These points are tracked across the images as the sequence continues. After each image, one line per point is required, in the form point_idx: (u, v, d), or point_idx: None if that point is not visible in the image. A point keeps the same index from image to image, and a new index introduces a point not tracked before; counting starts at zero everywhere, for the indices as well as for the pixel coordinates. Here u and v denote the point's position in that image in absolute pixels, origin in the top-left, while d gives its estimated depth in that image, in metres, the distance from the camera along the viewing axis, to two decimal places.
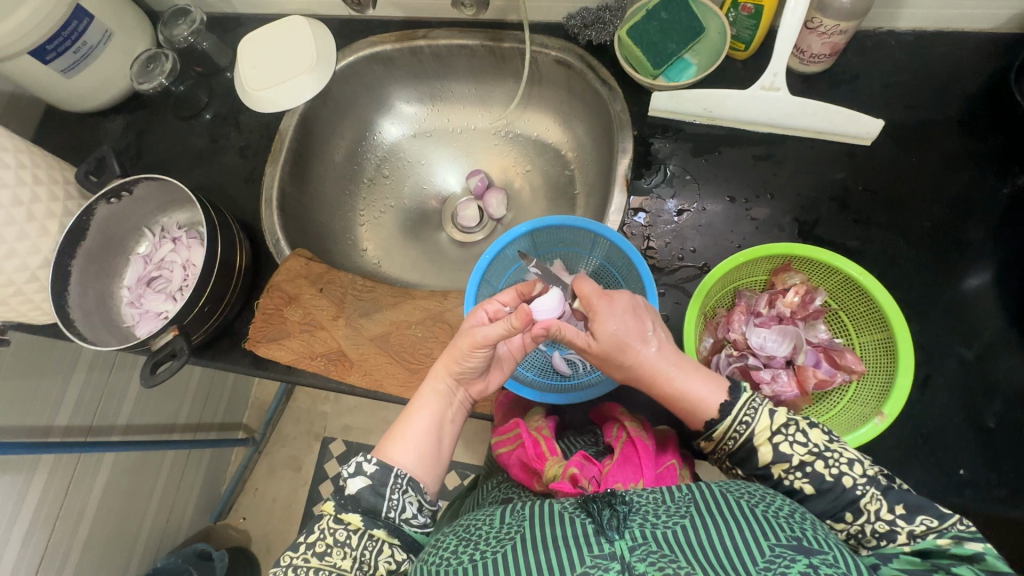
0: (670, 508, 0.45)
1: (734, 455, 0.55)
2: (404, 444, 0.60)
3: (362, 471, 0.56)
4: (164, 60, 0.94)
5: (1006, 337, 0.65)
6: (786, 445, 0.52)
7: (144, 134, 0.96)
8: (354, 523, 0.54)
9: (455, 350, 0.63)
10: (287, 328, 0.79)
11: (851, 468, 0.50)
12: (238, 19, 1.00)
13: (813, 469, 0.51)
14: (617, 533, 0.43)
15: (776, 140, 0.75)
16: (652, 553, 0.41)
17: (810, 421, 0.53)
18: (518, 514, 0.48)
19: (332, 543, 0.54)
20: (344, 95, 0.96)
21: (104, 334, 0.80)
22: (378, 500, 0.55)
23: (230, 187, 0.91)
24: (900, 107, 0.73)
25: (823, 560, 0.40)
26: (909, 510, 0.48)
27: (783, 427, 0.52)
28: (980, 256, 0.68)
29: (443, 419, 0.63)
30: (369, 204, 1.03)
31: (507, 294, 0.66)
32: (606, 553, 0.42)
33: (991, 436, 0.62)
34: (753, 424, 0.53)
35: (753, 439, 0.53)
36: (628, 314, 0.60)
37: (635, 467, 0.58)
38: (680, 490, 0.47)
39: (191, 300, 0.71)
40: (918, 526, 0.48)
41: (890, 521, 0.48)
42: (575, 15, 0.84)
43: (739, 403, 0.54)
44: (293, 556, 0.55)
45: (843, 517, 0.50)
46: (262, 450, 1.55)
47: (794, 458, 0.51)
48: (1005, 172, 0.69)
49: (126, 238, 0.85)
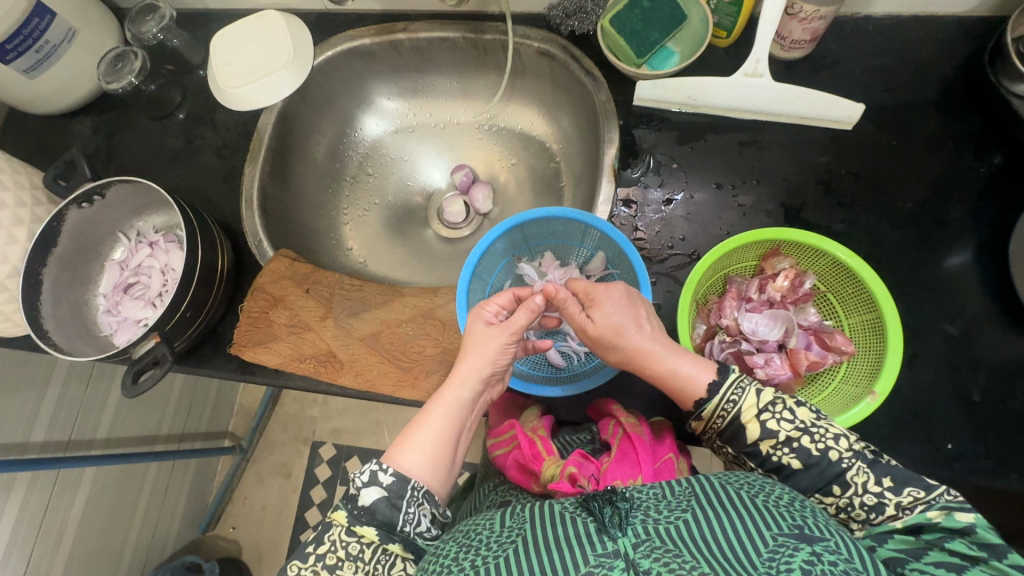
0: (670, 504, 0.45)
1: (724, 433, 0.56)
2: (417, 450, 0.59)
3: (378, 481, 0.55)
4: (133, 58, 0.89)
5: (988, 312, 0.67)
6: (772, 422, 0.53)
7: (115, 136, 0.92)
8: (368, 537, 0.54)
9: (480, 349, 0.63)
10: (273, 331, 0.77)
11: (837, 443, 0.52)
12: (210, 14, 0.97)
13: (799, 445, 0.52)
14: (620, 531, 0.42)
15: (760, 127, 0.76)
16: (656, 546, 0.41)
17: (795, 400, 0.54)
18: (519, 517, 0.48)
19: (344, 556, 0.54)
20: (323, 91, 0.94)
21: (80, 344, 0.77)
22: (394, 513, 0.54)
23: (207, 187, 0.88)
24: (879, 91, 0.75)
25: (825, 545, 0.41)
26: (896, 482, 0.49)
27: (769, 405, 0.54)
28: (960, 235, 0.69)
29: (460, 423, 0.62)
30: (352, 202, 1.01)
31: (504, 297, 0.68)
32: (610, 552, 0.41)
33: (976, 409, 0.63)
34: (739, 402, 0.55)
35: (740, 417, 0.54)
36: (622, 305, 0.62)
37: (633, 462, 0.59)
38: (679, 484, 0.48)
39: (173, 305, 0.69)
40: (905, 497, 0.49)
41: (878, 493, 0.50)
42: (556, 5, 0.83)
43: (728, 382, 0.55)
44: (301, 566, 0.54)
45: (831, 490, 0.51)
46: (250, 458, 1.52)
47: (780, 434, 0.53)
48: (982, 152, 0.71)
49: (100, 244, 0.82)
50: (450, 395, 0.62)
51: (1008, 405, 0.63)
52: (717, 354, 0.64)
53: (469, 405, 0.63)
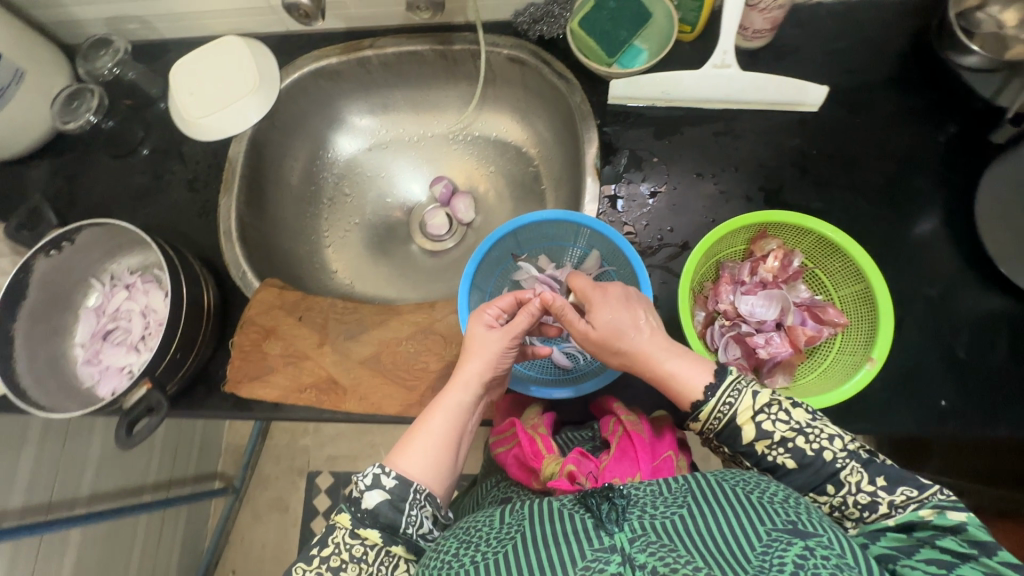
0: (667, 499, 0.46)
1: (721, 434, 0.57)
2: (418, 452, 0.59)
3: (380, 484, 0.56)
4: (89, 96, 0.86)
5: (962, 273, 0.70)
6: (768, 423, 0.54)
7: (75, 177, 0.88)
8: (371, 539, 0.55)
9: (479, 351, 0.64)
10: (269, 363, 0.74)
11: (831, 443, 0.53)
12: (165, 44, 0.94)
13: (794, 445, 0.54)
14: (618, 525, 0.43)
15: (732, 115, 0.78)
16: (652, 542, 0.41)
17: (791, 400, 0.55)
18: (517, 514, 0.48)
19: (348, 558, 0.55)
20: (293, 114, 0.93)
21: (61, 399, 0.73)
22: (397, 515, 0.55)
23: (181, 223, 0.85)
24: (838, 72, 0.78)
25: (818, 541, 0.42)
26: (890, 482, 0.51)
27: (765, 407, 0.55)
28: (928, 202, 0.73)
29: (461, 428, 0.63)
30: (332, 223, 0.99)
31: (506, 300, 0.68)
32: (607, 546, 0.42)
33: (962, 365, 0.67)
34: (736, 404, 0.55)
35: (735, 419, 0.55)
36: (622, 307, 0.63)
37: (633, 461, 0.61)
38: (676, 481, 0.48)
39: (163, 347, 0.66)
40: (899, 496, 0.51)
41: (871, 492, 0.51)
42: (522, 12, 0.84)
43: (724, 385, 0.56)
44: (306, 569, 0.55)
45: (825, 489, 0.53)
46: (244, 496, 1.47)
47: (776, 435, 0.54)
48: (939, 123, 0.75)
49: (72, 292, 0.78)
50: (453, 400, 0.63)
51: (991, 358, 0.67)
52: (718, 339, 0.66)
53: (469, 407, 0.64)
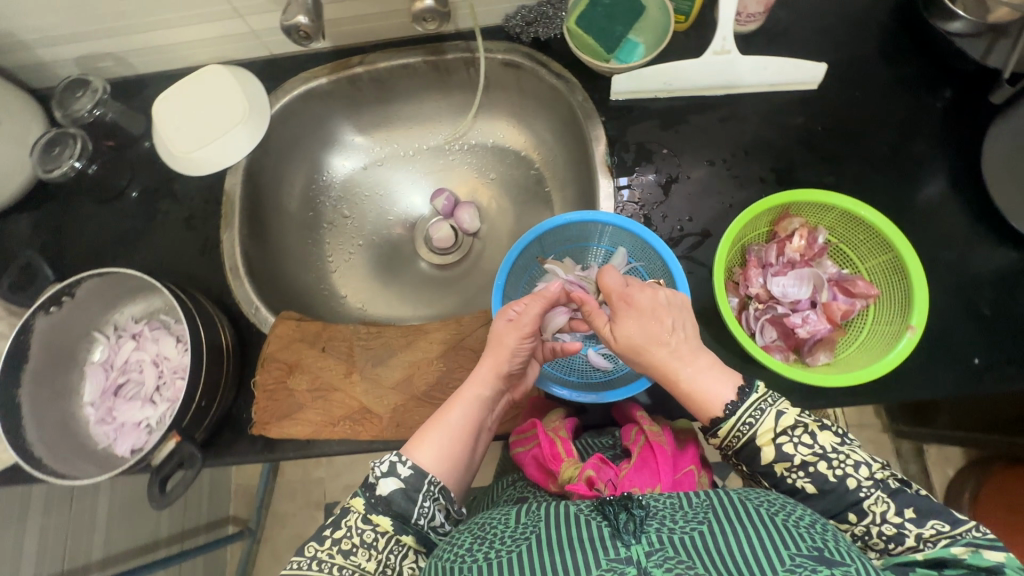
0: (687, 513, 0.45)
1: (740, 452, 0.56)
2: (435, 444, 0.59)
3: (396, 472, 0.56)
4: (71, 141, 0.81)
5: (976, 232, 0.72)
6: (789, 445, 0.53)
7: (60, 227, 0.84)
8: (383, 526, 0.54)
9: (501, 347, 0.65)
10: (296, 400, 0.71)
11: (856, 471, 0.51)
12: (142, 80, 0.90)
13: (815, 470, 0.52)
14: (634, 537, 0.42)
15: (735, 100, 0.79)
16: (670, 557, 0.40)
17: (818, 422, 0.54)
18: (533, 515, 0.48)
19: (359, 543, 0.54)
20: (285, 139, 0.90)
21: (79, 463, 0.68)
22: (411, 505, 0.55)
23: (181, 263, 0.81)
24: (832, 49, 0.80)
25: (844, 570, 0.40)
26: (919, 514, 0.50)
27: (787, 429, 0.53)
28: (935, 167, 0.75)
29: (478, 424, 0.63)
30: (336, 247, 0.96)
31: (533, 296, 0.68)
32: (622, 557, 0.41)
33: (989, 322, 0.68)
34: (756, 425, 0.54)
35: (755, 439, 0.54)
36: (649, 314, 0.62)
37: (652, 472, 0.58)
38: (698, 496, 0.47)
39: (188, 396, 0.63)
40: (928, 530, 0.49)
41: (898, 523, 0.50)
42: (513, 15, 0.83)
43: (747, 403, 0.55)
44: (318, 548, 0.54)
45: (847, 517, 0.52)
46: (261, 538, 1.42)
47: (796, 458, 0.53)
48: (934, 89, 0.77)
49: (75, 348, 0.74)
50: (470, 393, 0.64)
51: (1015, 312, 0.68)
52: (754, 323, 0.66)
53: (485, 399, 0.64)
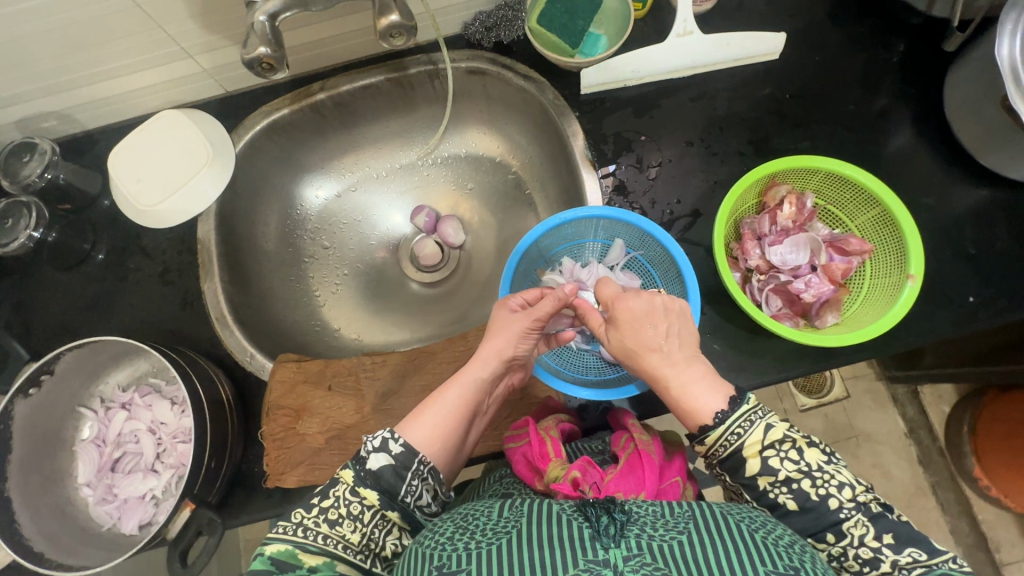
0: (668, 522, 0.45)
1: (724, 463, 0.54)
2: (430, 423, 0.59)
3: (387, 448, 0.55)
4: (25, 211, 0.77)
5: (948, 175, 0.74)
6: (775, 460, 0.52)
7: (25, 303, 0.78)
8: (370, 499, 0.53)
9: (504, 331, 0.65)
10: (309, 444, 0.68)
11: (839, 491, 0.50)
12: (92, 135, 0.85)
13: (798, 486, 0.51)
14: (615, 541, 0.42)
15: (702, 79, 0.80)
16: (647, 564, 0.40)
17: (807, 439, 0.53)
18: (516, 510, 0.48)
19: (345, 514, 0.52)
20: (253, 177, 0.86)
21: (86, 551, 0.63)
22: (398, 481, 0.54)
23: (163, 321, 0.77)
24: (786, 18, 0.81)
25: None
26: (896, 540, 0.49)
27: (775, 443, 0.52)
28: (900, 119, 0.77)
29: (474, 408, 0.63)
30: (321, 280, 0.93)
31: (533, 292, 0.68)
32: (600, 559, 0.41)
33: (977, 260, 0.70)
34: (744, 436, 0.53)
35: (742, 450, 0.53)
36: (641, 316, 0.62)
37: (638, 479, 0.57)
38: (680, 506, 0.47)
39: (196, 461, 0.59)
40: (904, 557, 0.48)
41: (875, 547, 0.49)
42: (472, 22, 0.82)
43: (737, 414, 0.54)
44: (305, 515, 0.52)
45: (824, 537, 0.51)
46: None
47: (780, 473, 0.52)
48: (888, 44, 0.79)
49: (61, 429, 0.69)
50: (472, 375, 0.63)
51: (998, 247, 0.71)
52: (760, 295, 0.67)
53: (484, 385, 0.64)
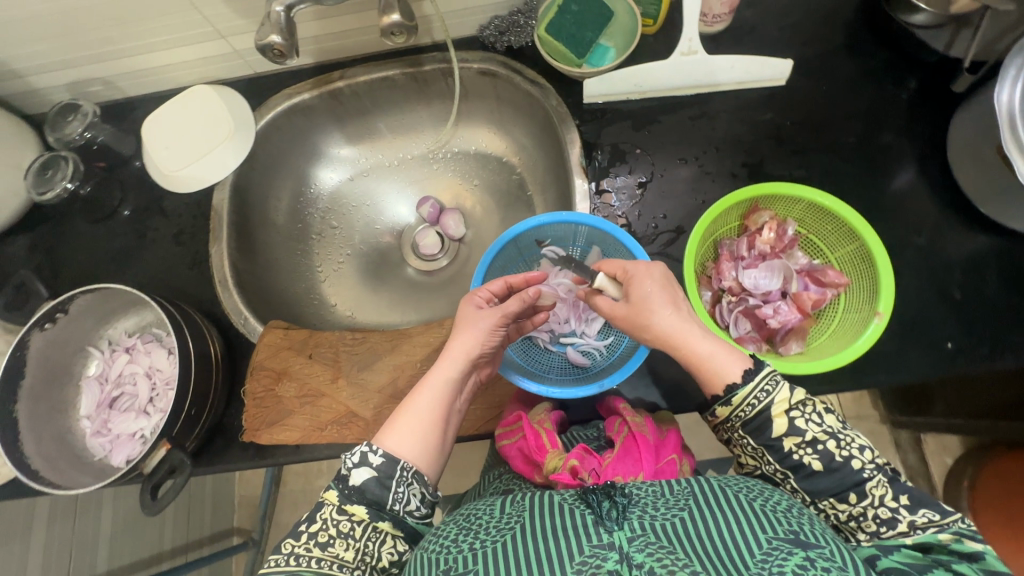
0: (669, 501, 0.47)
1: (749, 424, 0.55)
2: (406, 431, 0.58)
3: (367, 461, 0.55)
4: (63, 164, 0.85)
5: (945, 218, 0.73)
6: (801, 421, 0.53)
7: (55, 248, 0.86)
8: (358, 515, 0.54)
9: (472, 330, 0.65)
10: (285, 406, 0.73)
11: (861, 452, 0.52)
12: (131, 102, 0.93)
13: (824, 447, 0.52)
14: (617, 523, 0.43)
15: (705, 99, 0.81)
16: (651, 542, 0.42)
17: (825, 404, 0.55)
18: (518, 505, 0.49)
19: (336, 534, 0.53)
20: (270, 154, 0.92)
21: (76, 475, 0.70)
22: (384, 492, 0.55)
23: (173, 278, 0.84)
24: (798, 45, 0.81)
25: (820, 552, 0.42)
26: (912, 501, 0.50)
27: (801, 403, 0.54)
28: (903, 157, 0.76)
29: (447, 407, 0.62)
30: (325, 257, 0.98)
31: (496, 285, 0.70)
32: (605, 543, 0.42)
33: (961, 305, 0.69)
34: (772, 394, 0.54)
35: (771, 409, 0.54)
36: (659, 283, 0.61)
37: (635, 460, 0.59)
38: (680, 484, 0.49)
39: (176, 407, 0.65)
40: (920, 517, 0.50)
41: (893, 507, 0.50)
42: (487, 26, 0.86)
43: (762, 373, 0.55)
44: (295, 544, 0.53)
45: (847, 497, 0.52)
46: (265, 549, 1.43)
47: (807, 433, 0.53)
48: (899, 80, 0.78)
49: (70, 364, 0.76)
50: (440, 376, 0.63)
51: (987, 294, 0.69)
52: (728, 315, 0.67)
53: (455, 385, 0.63)
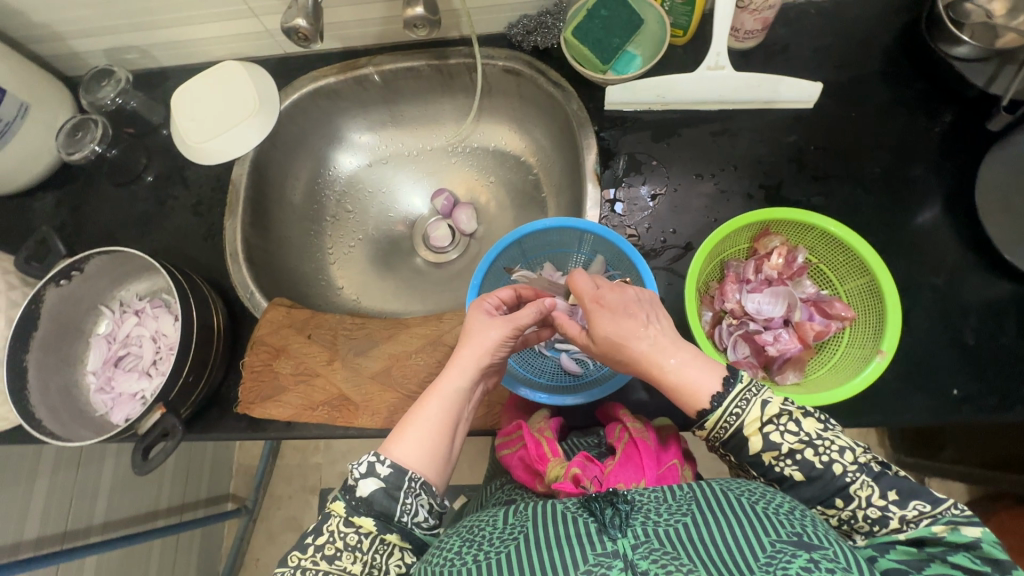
0: (671, 506, 0.45)
1: (727, 444, 0.55)
2: (414, 441, 0.57)
3: (375, 472, 0.54)
4: (93, 126, 0.87)
5: (966, 259, 0.70)
6: (776, 434, 0.52)
7: (80, 207, 0.89)
8: (366, 527, 0.53)
9: (483, 338, 0.62)
10: (280, 382, 0.75)
11: (842, 455, 0.51)
12: (165, 72, 0.95)
13: (802, 457, 0.51)
14: (620, 531, 0.42)
15: (728, 115, 0.79)
16: (655, 549, 0.41)
17: (802, 410, 0.53)
18: (521, 515, 0.48)
19: (343, 546, 0.53)
20: (292, 134, 0.94)
21: (77, 429, 0.73)
22: (392, 503, 0.54)
23: (188, 247, 0.86)
24: (830, 68, 0.79)
25: (825, 554, 0.41)
26: (901, 495, 0.49)
27: (774, 417, 0.52)
28: (928, 193, 0.73)
29: (457, 417, 0.60)
30: (336, 241, 0.99)
31: (505, 292, 0.69)
32: (609, 552, 0.41)
33: (973, 352, 0.67)
34: (742, 415, 0.53)
35: (743, 430, 0.53)
36: (615, 318, 0.60)
37: (637, 466, 0.59)
38: (682, 488, 0.47)
39: (175, 373, 0.67)
40: (910, 511, 0.49)
41: (882, 506, 0.49)
42: (515, 24, 0.85)
43: (732, 394, 0.54)
44: (301, 557, 0.53)
45: (834, 503, 0.51)
46: (257, 518, 1.47)
47: (783, 446, 0.52)
48: (933, 113, 0.76)
49: (82, 321, 0.79)
50: (449, 386, 0.60)
51: (1000, 343, 0.67)
52: (727, 337, 0.66)
53: (466, 393, 0.61)
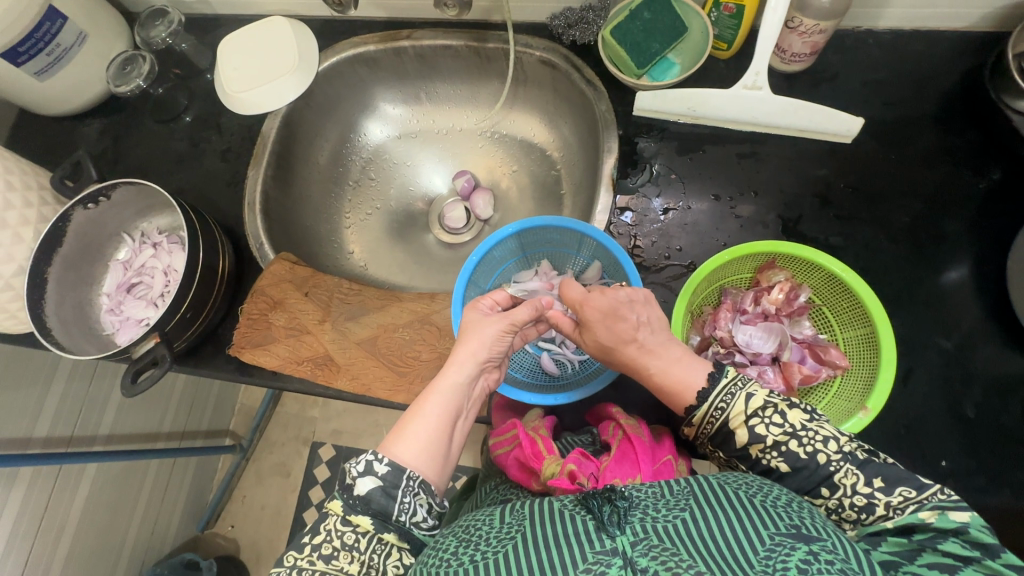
0: (669, 502, 0.44)
1: (714, 438, 0.55)
2: (411, 439, 0.57)
3: (373, 471, 0.54)
4: (141, 62, 0.91)
5: (984, 327, 0.66)
6: (761, 427, 0.52)
7: (122, 138, 0.94)
8: (363, 526, 0.53)
9: (479, 338, 0.62)
10: (272, 333, 0.78)
11: (825, 445, 0.50)
12: (218, 19, 0.99)
13: (787, 449, 0.51)
14: (619, 528, 0.41)
15: (760, 138, 0.76)
16: (655, 546, 0.40)
17: (788, 403, 0.52)
18: (518, 514, 0.47)
19: (340, 546, 0.53)
20: (327, 97, 0.96)
21: (84, 343, 0.78)
22: (390, 502, 0.53)
23: (212, 190, 0.90)
24: (877, 105, 0.75)
25: (823, 545, 0.40)
26: (887, 482, 0.48)
27: (758, 411, 0.52)
28: (958, 252, 0.69)
29: (455, 414, 0.61)
30: (354, 206, 1.02)
31: (499, 294, 0.69)
32: (608, 549, 0.40)
33: (971, 425, 0.63)
34: (727, 409, 0.53)
35: (728, 424, 0.53)
36: (603, 320, 0.59)
37: (633, 462, 0.59)
38: (678, 483, 0.46)
39: (173, 306, 0.70)
40: (896, 497, 0.47)
41: (868, 493, 0.48)
42: (558, 15, 0.84)
43: (717, 390, 0.54)
44: (297, 556, 0.53)
45: (820, 492, 0.50)
46: (250, 457, 1.54)
47: (768, 439, 0.51)
48: (980, 168, 0.71)
49: (104, 244, 0.83)
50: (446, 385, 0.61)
51: (1002, 421, 0.63)
52: None
53: (464, 391, 0.61)
